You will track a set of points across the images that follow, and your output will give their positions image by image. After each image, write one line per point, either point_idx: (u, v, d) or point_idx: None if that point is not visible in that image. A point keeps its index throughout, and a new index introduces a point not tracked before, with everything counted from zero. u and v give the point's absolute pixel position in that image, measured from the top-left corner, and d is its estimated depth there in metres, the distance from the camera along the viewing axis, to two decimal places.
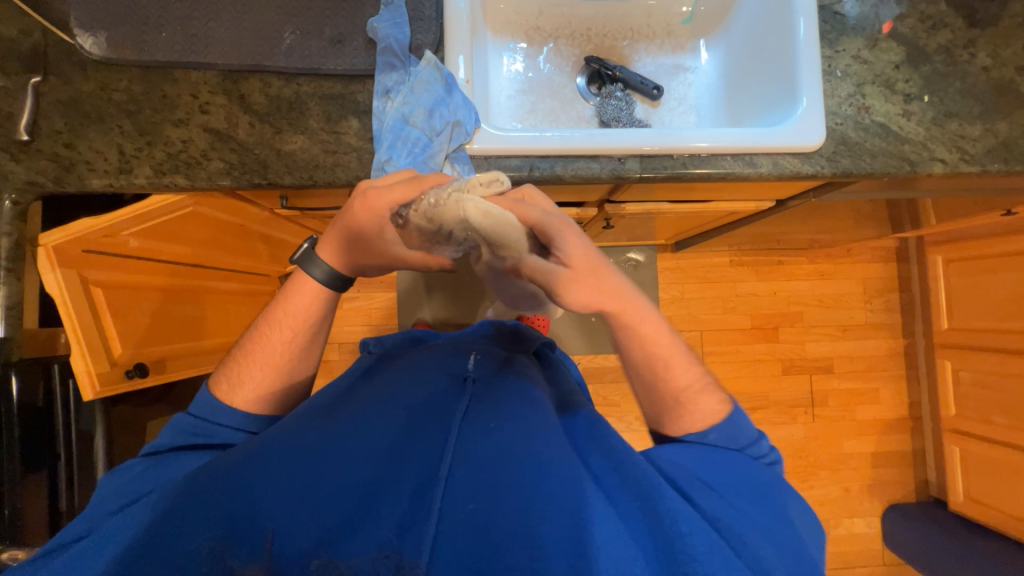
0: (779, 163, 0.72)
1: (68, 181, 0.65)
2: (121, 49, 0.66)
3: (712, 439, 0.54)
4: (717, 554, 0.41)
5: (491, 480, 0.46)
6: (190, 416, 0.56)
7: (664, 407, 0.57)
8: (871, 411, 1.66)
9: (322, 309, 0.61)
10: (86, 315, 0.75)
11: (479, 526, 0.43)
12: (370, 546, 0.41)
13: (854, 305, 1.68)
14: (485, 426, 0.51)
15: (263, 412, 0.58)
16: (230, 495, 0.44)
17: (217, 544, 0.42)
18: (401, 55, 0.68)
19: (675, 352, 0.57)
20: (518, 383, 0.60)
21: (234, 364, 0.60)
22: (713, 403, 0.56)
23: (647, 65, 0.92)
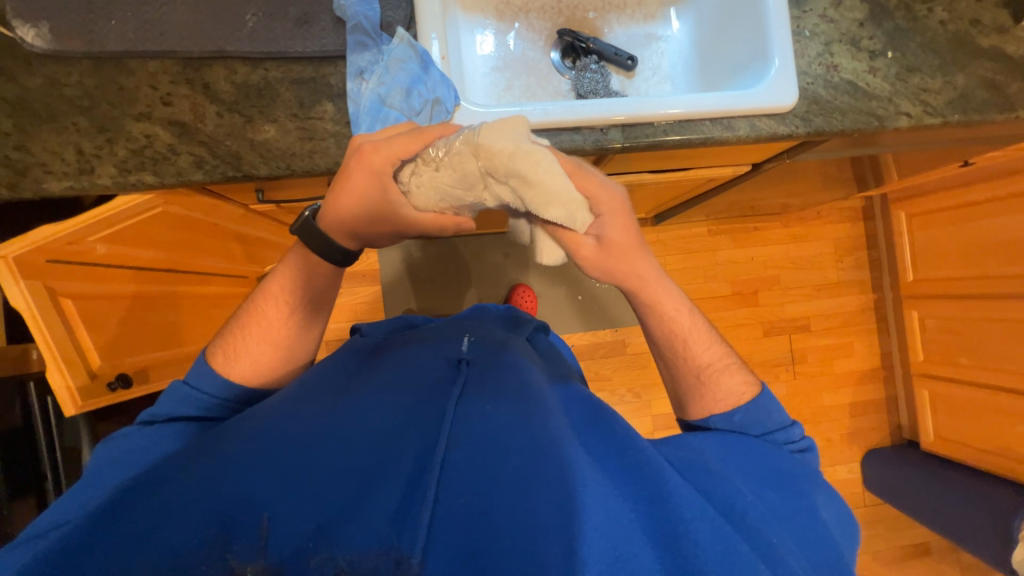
0: (756, 125, 0.73)
1: (24, 186, 0.61)
2: (69, 41, 0.61)
3: (737, 419, 0.56)
4: (717, 536, 0.42)
5: (488, 465, 0.45)
6: (188, 385, 0.55)
7: (689, 387, 0.61)
8: (847, 364, 1.74)
9: (321, 289, 0.59)
10: (59, 327, 0.71)
11: (476, 508, 0.42)
12: (367, 541, 0.39)
13: (826, 265, 1.75)
14: (481, 409, 0.50)
15: (259, 386, 0.58)
16: (219, 490, 0.42)
17: (213, 535, 0.40)
18: (372, 33, 0.66)
19: (697, 331, 0.62)
20: (514, 363, 0.59)
21: (231, 334, 0.60)
22: (736, 383, 0.59)
23: (619, 36, 0.92)
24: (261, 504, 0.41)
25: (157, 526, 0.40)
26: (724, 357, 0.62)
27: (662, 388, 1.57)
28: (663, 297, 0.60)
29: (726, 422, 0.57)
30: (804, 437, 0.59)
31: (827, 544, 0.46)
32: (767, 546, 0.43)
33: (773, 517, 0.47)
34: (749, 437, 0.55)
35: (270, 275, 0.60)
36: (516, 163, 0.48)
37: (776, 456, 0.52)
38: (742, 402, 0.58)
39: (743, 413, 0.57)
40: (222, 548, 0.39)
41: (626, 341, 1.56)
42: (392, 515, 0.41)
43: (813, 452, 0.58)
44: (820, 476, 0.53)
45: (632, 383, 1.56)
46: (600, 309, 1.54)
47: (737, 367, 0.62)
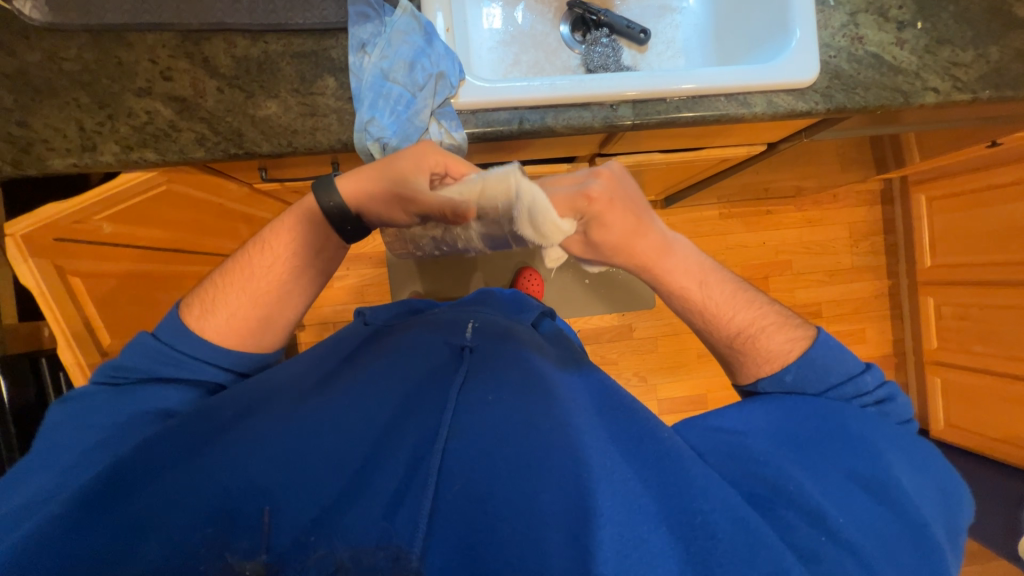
0: (774, 102, 0.70)
1: (28, 164, 0.60)
2: (67, 13, 0.60)
3: (788, 378, 0.54)
4: (745, 532, 0.40)
5: (486, 453, 0.45)
6: (162, 341, 0.53)
7: (730, 356, 0.59)
8: (857, 351, 1.72)
9: (310, 245, 0.58)
10: (68, 304, 0.71)
11: (476, 499, 0.42)
12: (362, 531, 0.40)
13: (840, 250, 1.71)
14: (482, 399, 0.49)
15: (235, 342, 0.55)
16: (218, 476, 0.41)
17: (208, 532, 0.39)
18: (374, 3, 0.63)
19: (727, 297, 0.59)
20: (520, 350, 0.58)
21: (210, 287, 0.57)
22: (778, 342, 0.56)
23: (632, 8, 0.88)
24: (259, 497, 0.41)
25: (161, 520, 0.39)
26: (761, 318, 0.58)
27: (668, 372, 1.56)
28: (674, 272, 0.58)
29: (775, 384, 0.55)
30: (881, 383, 0.55)
31: (901, 514, 0.44)
32: (806, 539, 0.42)
33: (827, 498, 0.44)
34: (808, 396, 0.53)
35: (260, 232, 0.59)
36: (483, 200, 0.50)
37: (842, 420, 0.49)
38: (789, 360, 0.55)
39: (795, 372, 0.54)
40: (223, 542, 0.39)
41: (633, 325, 1.55)
42: (386, 504, 0.42)
43: (895, 399, 0.54)
44: (897, 438, 0.49)
45: (638, 367, 1.55)
46: (607, 293, 1.53)
47: (778, 325, 0.57)
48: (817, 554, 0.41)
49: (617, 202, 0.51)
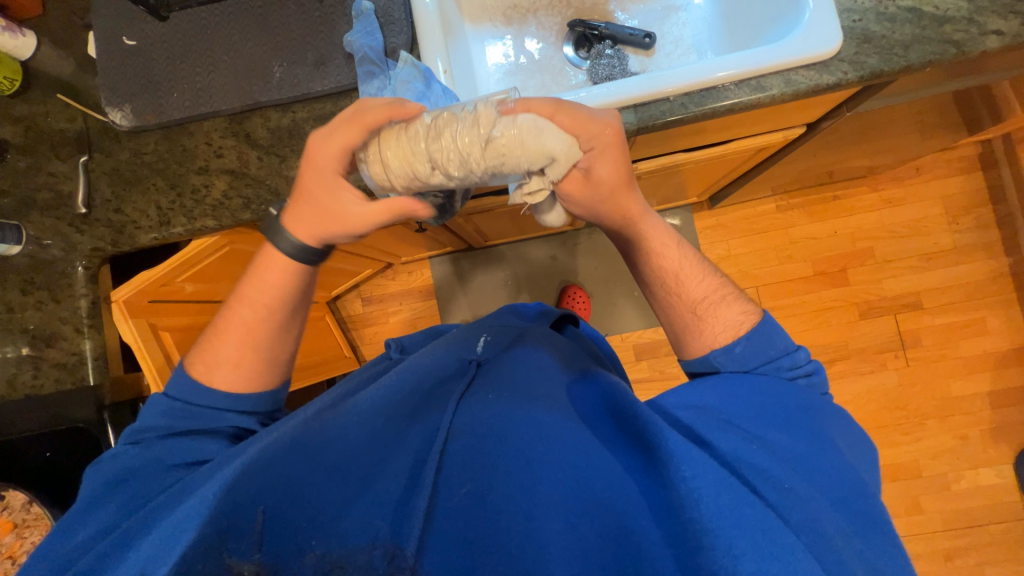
0: (793, 80, 0.65)
1: (123, 241, 0.74)
2: (144, 116, 0.74)
3: (739, 350, 0.54)
4: (724, 491, 0.39)
5: (486, 451, 0.46)
6: (167, 397, 0.58)
7: (684, 324, 0.59)
8: (978, 345, 1.44)
9: (302, 287, 0.61)
10: (159, 356, 0.81)
11: (479, 496, 0.44)
12: (364, 538, 0.42)
13: (936, 229, 1.48)
14: (484, 398, 0.52)
15: (248, 389, 0.59)
16: (231, 489, 0.44)
17: (213, 542, 0.42)
18: (379, 61, 0.69)
19: (687, 265, 0.60)
20: (525, 352, 0.60)
21: (208, 343, 0.61)
22: (734, 314, 0.57)
23: (635, 16, 0.87)
24: (256, 500, 0.44)
25: (173, 528, 0.43)
26: (720, 289, 0.59)
27: None
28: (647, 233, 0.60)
29: (730, 358, 0.54)
30: (809, 360, 0.56)
31: (854, 484, 0.44)
32: (778, 493, 0.41)
33: (787, 464, 0.44)
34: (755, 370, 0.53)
35: (243, 281, 0.61)
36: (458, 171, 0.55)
37: (787, 395, 0.50)
38: (743, 331, 0.55)
39: (745, 343, 0.54)
40: (220, 548, 0.41)
41: None
42: (394, 508, 0.44)
43: (820, 376, 0.56)
44: (827, 409, 0.50)
45: None
46: None
47: (734, 298, 0.59)
48: (787, 513, 0.40)
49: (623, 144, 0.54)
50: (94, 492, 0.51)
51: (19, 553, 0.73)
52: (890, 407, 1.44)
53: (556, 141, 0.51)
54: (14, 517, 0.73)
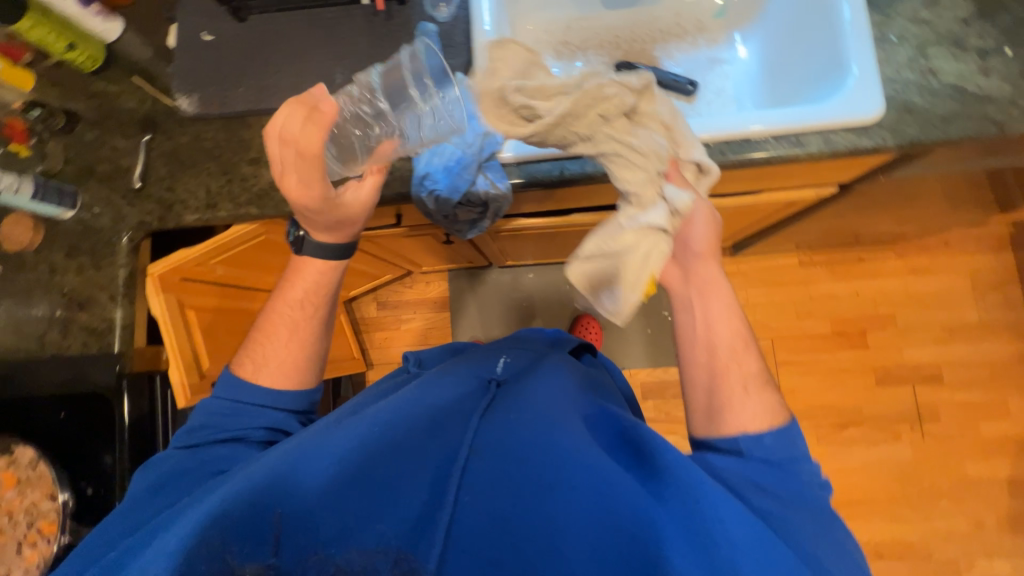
0: (831, 140, 0.66)
1: (169, 219, 0.78)
2: (210, 105, 0.78)
3: (767, 439, 0.55)
4: (751, 538, 0.42)
5: (509, 474, 0.47)
6: (215, 398, 0.63)
7: (728, 397, 0.59)
8: (999, 428, 1.40)
9: (333, 286, 0.70)
10: (181, 333, 0.83)
11: (500, 519, 0.45)
12: (370, 544, 0.43)
13: (960, 303, 1.46)
14: (505, 418, 0.52)
15: (293, 384, 0.65)
16: (249, 495, 0.45)
17: (228, 542, 0.42)
18: (435, 79, 0.72)
19: (741, 347, 0.62)
20: (545, 374, 0.60)
21: (256, 345, 0.67)
22: (773, 404, 0.58)
23: (680, 63, 0.90)
24: (273, 502, 0.44)
25: (193, 526, 0.44)
26: (764, 378, 0.61)
27: None
28: (715, 306, 0.63)
29: (756, 443, 0.55)
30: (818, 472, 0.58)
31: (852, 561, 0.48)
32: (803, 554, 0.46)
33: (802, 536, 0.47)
34: (777, 464, 0.54)
35: (286, 284, 0.69)
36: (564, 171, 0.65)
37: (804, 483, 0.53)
38: (778, 424, 0.56)
39: (774, 434, 0.55)
40: (222, 545, 0.42)
41: None
42: (413, 522, 0.44)
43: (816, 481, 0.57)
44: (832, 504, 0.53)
45: None
46: (671, 343, 1.46)
47: (772, 391, 0.60)
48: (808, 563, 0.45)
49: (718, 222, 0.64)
50: (144, 490, 0.55)
51: (15, 510, 0.72)
52: (902, 480, 1.39)
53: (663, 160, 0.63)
54: (18, 473, 0.72)
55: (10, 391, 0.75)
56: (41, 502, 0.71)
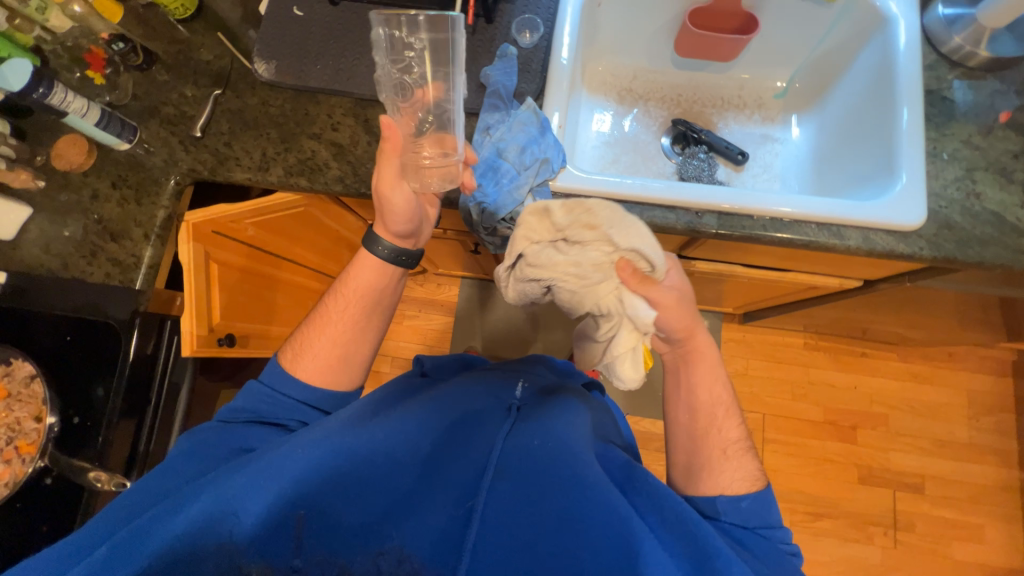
0: (871, 238, 0.68)
1: (219, 172, 0.79)
2: (284, 74, 0.81)
3: (744, 504, 0.60)
4: None
5: (532, 496, 0.53)
6: (261, 384, 0.69)
7: (709, 460, 0.64)
8: (972, 552, 1.39)
9: (379, 291, 0.75)
10: (201, 283, 0.84)
11: (520, 541, 0.50)
12: (416, 540, 0.49)
13: (954, 418, 1.47)
14: (527, 444, 0.58)
15: (319, 378, 0.69)
16: (294, 482, 0.51)
17: (279, 518, 0.49)
18: (506, 98, 0.75)
19: (724, 412, 0.68)
20: (566, 405, 0.66)
21: (301, 338, 0.74)
22: (750, 467, 0.64)
23: (734, 133, 0.94)
24: (295, 505, 0.50)
25: (243, 498, 0.50)
26: (744, 443, 0.66)
27: None
28: (702, 373, 0.69)
29: (734, 508, 0.60)
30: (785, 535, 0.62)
31: None
32: None
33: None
34: (748, 528, 0.59)
35: (338, 285, 0.75)
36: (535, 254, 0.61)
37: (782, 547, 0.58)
38: (752, 489, 0.61)
39: (751, 498, 0.60)
40: (275, 527, 0.49)
41: None
42: (445, 525, 0.51)
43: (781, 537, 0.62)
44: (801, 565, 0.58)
45: None
46: None
47: (751, 456, 0.66)
48: None
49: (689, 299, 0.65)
50: (179, 458, 0.60)
51: None
52: None
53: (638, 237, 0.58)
54: (12, 386, 0.72)
55: (23, 303, 0.76)
56: (26, 421, 0.71)
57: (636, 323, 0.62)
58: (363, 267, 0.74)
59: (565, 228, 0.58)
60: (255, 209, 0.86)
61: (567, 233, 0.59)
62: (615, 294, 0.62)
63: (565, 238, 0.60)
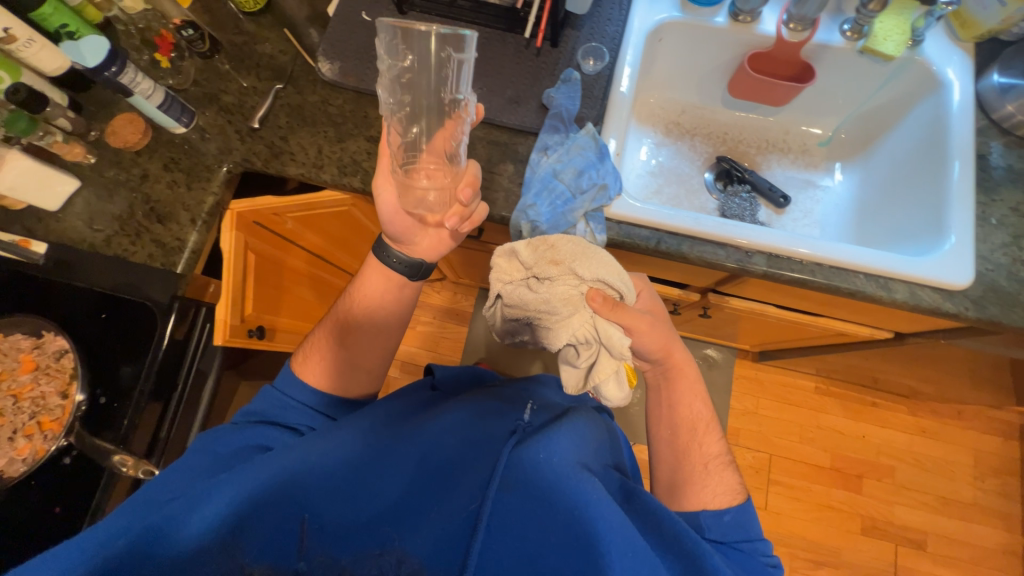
0: (916, 294, 0.69)
1: (273, 165, 0.80)
2: (347, 77, 0.82)
3: (726, 518, 0.62)
4: None
5: (535, 512, 0.54)
6: (275, 389, 0.69)
7: (692, 474, 0.68)
8: None
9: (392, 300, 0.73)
10: (239, 271, 0.84)
11: (526, 555, 0.52)
12: (422, 549, 0.51)
13: (959, 477, 1.46)
14: (532, 457, 0.58)
15: (325, 383, 0.70)
16: (305, 494, 0.54)
17: (298, 521, 0.52)
18: (566, 121, 0.76)
19: (705, 425, 0.72)
20: (572, 421, 0.65)
21: (310, 343, 0.74)
22: (731, 481, 0.67)
23: (776, 175, 0.96)
24: (303, 509, 0.53)
25: (259, 501, 0.53)
26: (725, 455, 0.69)
27: None
28: (683, 390, 0.73)
29: (716, 522, 0.62)
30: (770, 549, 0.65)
31: None
32: None
33: None
34: (728, 543, 0.62)
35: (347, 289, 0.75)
36: (510, 292, 0.68)
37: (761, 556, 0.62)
38: (732, 504, 0.64)
39: (732, 513, 0.63)
40: (285, 530, 0.52)
41: None
42: (451, 536, 0.52)
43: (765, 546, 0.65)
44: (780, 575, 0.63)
45: None
46: None
47: (733, 470, 0.69)
48: None
49: (665, 315, 0.73)
50: (192, 455, 0.61)
51: (24, 395, 0.72)
52: None
53: (599, 266, 0.65)
54: (41, 359, 0.73)
55: (64, 276, 0.75)
56: (52, 397, 0.71)
57: (610, 349, 0.64)
58: (369, 273, 0.73)
59: (533, 266, 0.66)
60: (298, 204, 0.86)
61: (536, 271, 0.66)
62: (591, 323, 0.65)
63: (535, 276, 0.66)
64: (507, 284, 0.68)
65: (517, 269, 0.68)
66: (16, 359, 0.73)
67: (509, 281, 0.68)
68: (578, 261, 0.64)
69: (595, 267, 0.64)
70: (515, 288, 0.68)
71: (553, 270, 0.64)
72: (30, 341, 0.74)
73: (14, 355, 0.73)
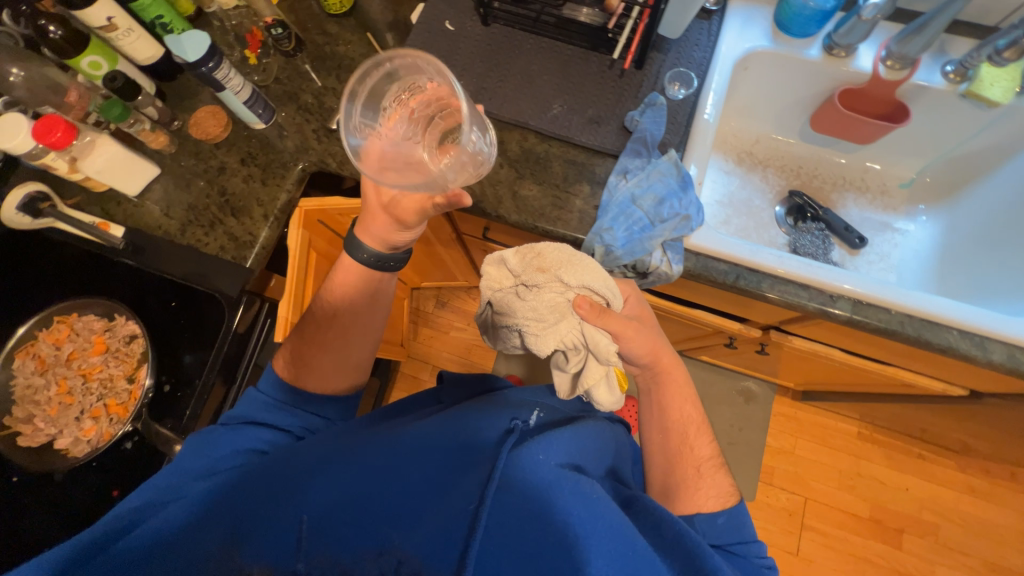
0: (1016, 356, 0.65)
1: (347, 167, 0.80)
2: None
3: (719, 521, 0.60)
4: None
5: (533, 513, 0.49)
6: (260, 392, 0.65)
7: (682, 478, 0.67)
8: None
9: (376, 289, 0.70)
10: (302, 269, 0.84)
11: (525, 557, 0.46)
12: (414, 548, 0.47)
13: (1009, 543, 1.38)
14: (532, 457, 0.54)
15: (324, 382, 0.67)
16: (297, 492, 0.50)
17: (295, 521, 0.49)
18: (649, 146, 0.74)
19: (694, 426, 0.71)
20: (573, 428, 0.63)
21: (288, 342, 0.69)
22: (723, 482, 0.65)
23: (852, 215, 0.92)
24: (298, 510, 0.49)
25: (250, 495, 0.51)
26: (716, 457, 0.68)
27: None
28: (672, 393, 0.72)
29: (710, 526, 0.60)
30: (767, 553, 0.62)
31: None
32: None
33: None
34: (723, 546, 0.59)
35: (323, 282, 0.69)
36: (500, 300, 0.66)
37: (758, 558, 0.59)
38: (725, 506, 0.62)
39: (726, 516, 0.61)
40: (274, 527, 0.48)
41: None
42: (444, 532, 0.48)
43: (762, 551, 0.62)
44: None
45: None
46: None
47: (724, 472, 0.67)
48: None
49: (651, 318, 0.73)
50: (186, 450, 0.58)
51: (93, 375, 0.78)
52: None
53: (587, 274, 0.62)
54: (111, 342, 0.77)
55: (141, 262, 0.77)
56: (120, 379, 0.76)
57: (597, 354, 0.63)
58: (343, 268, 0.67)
59: (521, 274, 0.64)
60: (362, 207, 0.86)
61: (524, 279, 0.64)
62: (578, 329, 0.63)
63: (524, 284, 0.64)
64: (497, 294, 0.66)
65: (506, 277, 0.66)
66: (88, 340, 0.77)
67: (498, 289, 0.66)
68: (565, 268, 0.62)
69: (582, 274, 0.62)
70: (504, 297, 0.66)
71: (539, 279, 0.62)
72: (101, 323, 0.78)
73: (86, 336, 0.77)
